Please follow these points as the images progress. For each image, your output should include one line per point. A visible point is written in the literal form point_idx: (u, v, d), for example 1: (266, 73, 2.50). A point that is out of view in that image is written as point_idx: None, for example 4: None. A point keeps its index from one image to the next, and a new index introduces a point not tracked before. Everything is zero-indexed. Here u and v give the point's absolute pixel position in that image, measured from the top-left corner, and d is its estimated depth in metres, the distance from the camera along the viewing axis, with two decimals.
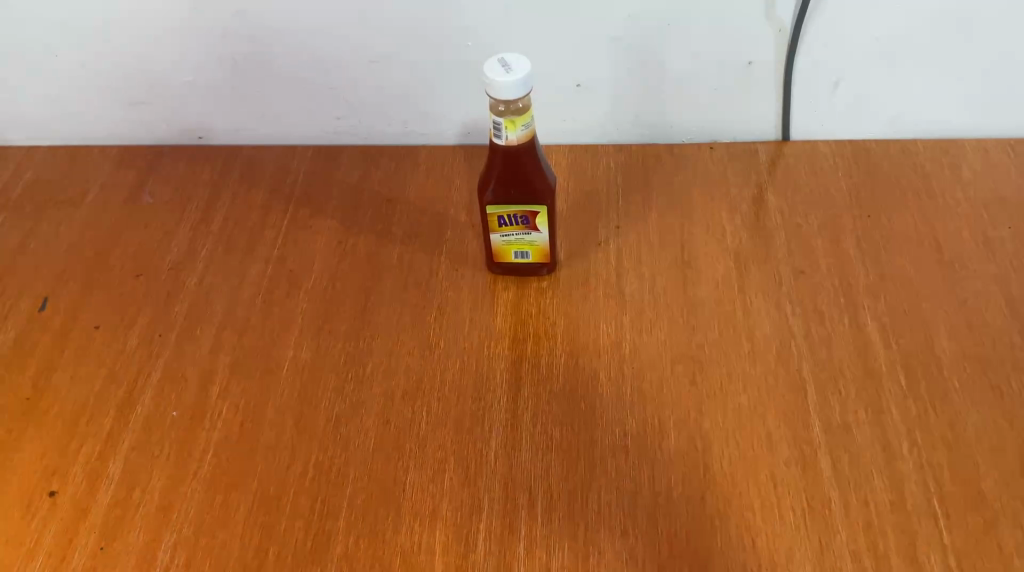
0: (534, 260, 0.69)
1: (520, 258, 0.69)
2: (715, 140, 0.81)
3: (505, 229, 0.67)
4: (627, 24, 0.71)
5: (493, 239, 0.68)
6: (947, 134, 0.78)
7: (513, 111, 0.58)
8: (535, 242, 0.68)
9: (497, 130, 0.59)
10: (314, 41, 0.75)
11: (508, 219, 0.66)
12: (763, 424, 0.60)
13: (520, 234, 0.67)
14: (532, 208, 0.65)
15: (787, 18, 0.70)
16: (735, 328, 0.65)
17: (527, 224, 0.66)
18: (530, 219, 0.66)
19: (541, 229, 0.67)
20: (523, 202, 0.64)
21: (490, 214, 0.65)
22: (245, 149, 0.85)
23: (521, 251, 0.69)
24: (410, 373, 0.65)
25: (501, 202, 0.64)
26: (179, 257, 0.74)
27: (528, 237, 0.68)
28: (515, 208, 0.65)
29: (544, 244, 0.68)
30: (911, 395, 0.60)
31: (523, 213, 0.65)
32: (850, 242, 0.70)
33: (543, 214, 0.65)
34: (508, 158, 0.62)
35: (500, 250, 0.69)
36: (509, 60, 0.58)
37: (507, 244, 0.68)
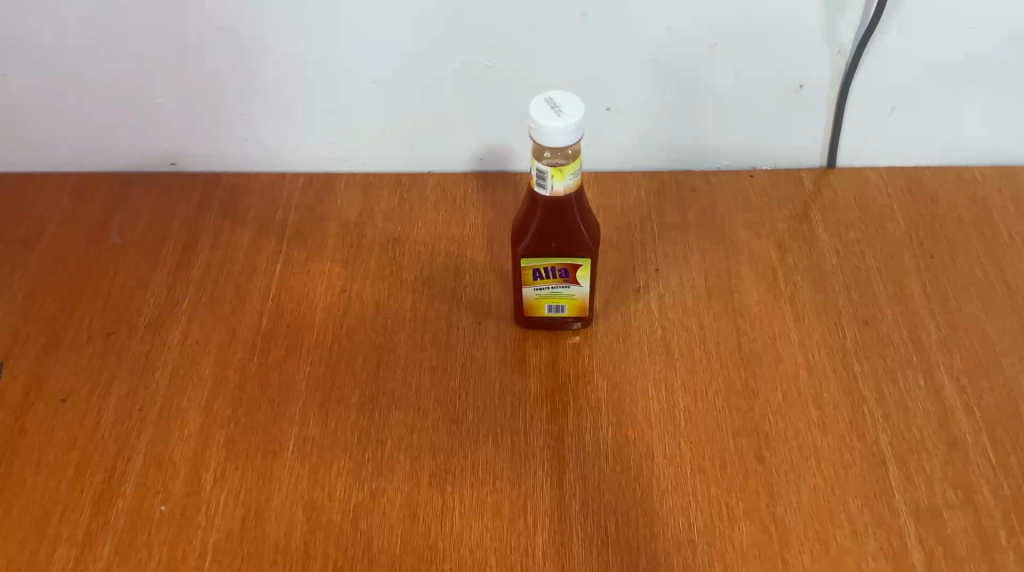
0: (570, 315, 0.62)
1: (554, 313, 0.61)
2: (754, 166, 0.74)
3: (540, 283, 0.59)
4: (668, 43, 0.63)
5: (525, 292, 0.60)
6: (1005, 159, 0.72)
7: (560, 159, 0.50)
8: (573, 296, 0.60)
9: (539, 179, 0.51)
10: (311, 58, 0.65)
11: (545, 271, 0.58)
12: (842, 510, 0.53)
13: (556, 288, 0.59)
14: (573, 260, 0.57)
15: (848, 37, 0.63)
16: (799, 392, 0.58)
17: (566, 278, 0.58)
18: (570, 272, 0.58)
19: (581, 282, 0.59)
20: (565, 255, 0.56)
21: (524, 266, 0.57)
22: (226, 176, 0.75)
23: (556, 305, 0.61)
24: (436, 452, 0.56)
25: (538, 255, 0.56)
26: (158, 309, 0.65)
27: (564, 292, 0.60)
28: (554, 261, 0.57)
29: (582, 298, 0.60)
30: (1002, 471, 0.54)
31: (563, 265, 0.57)
32: (915, 288, 0.64)
33: (586, 266, 0.57)
34: (551, 210, 0.53)
35: (532, 304, 0.61)
36: (555, 101, 0.50)
37: (540, 298, 0.60)
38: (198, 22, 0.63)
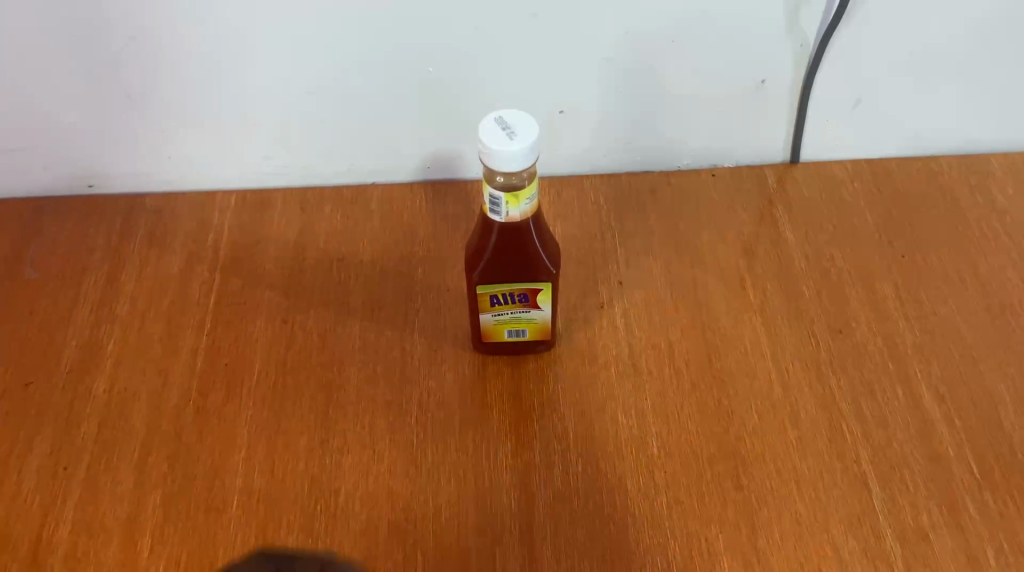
0: (531, 339, 0.58)
1: (514, 338, 0.58)
2: (716, 165, 0.70)
3: (498, 308, 0.55)
4: (623, 42, 0.59)
5: (483, 319, 0.56)
6: (971, 149, 0.70)
7: (515, 184, 0.46)
8: (534, 320, 0.56)
9: (493, 206, 0.47)
10: (236, 69, 0.60)
11: (504, 296, 0.54)
12: (827, 538, 0.50)
13: (516, 313, 0.55)
14: (533, 285, 0.53)
15: (811, 31, 0.59)
16: (775, 410, 0.56)
17: (526, 302, 0.54)
18: (529, 296, 0.54)
19: (542, 306, 0.55)
20: (524, 280, 0.52)
21: (481, 293, 0.53)
22: (151, 198, 0.69)
23: (516, 329, 0.57)
24: (395, 498, 0.52)
25: (496, 282, 0.52)
26: (81, 353, 0.59)
27: (525, 316, 0.56)
28: (512, 287, 0.53)
29: (544, 321, 0.56)
30: (986, 484, 0.52)
31: (522, 290, 0.53)
32: (888, 291, 0.62)
33: (546, 290, 0.53)
34: (507, 235, 0.49)
35: (490, 331, 0.57)
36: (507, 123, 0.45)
37: (499, 324, 0.56)
38: (106, 35, 0.57)
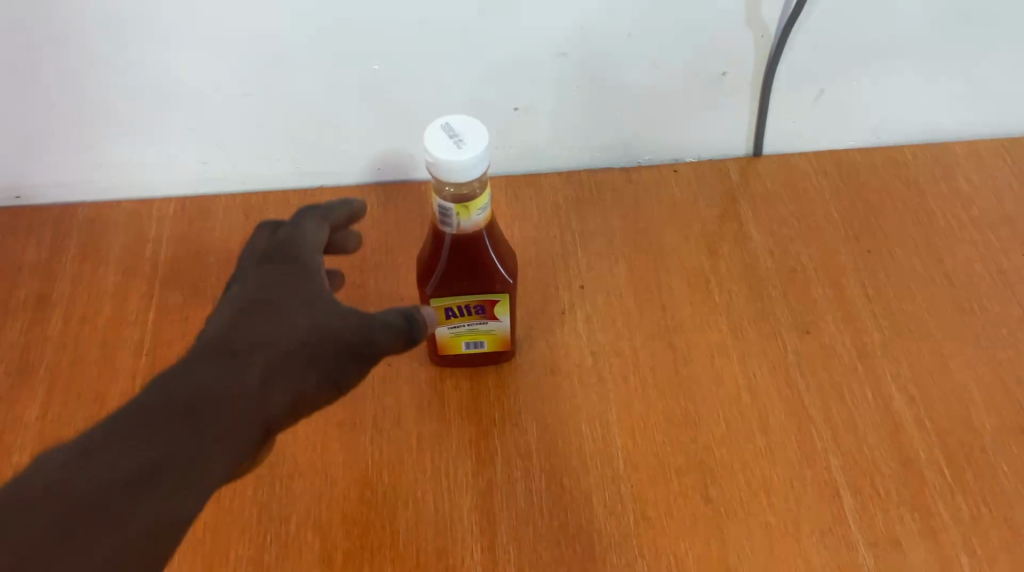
0: (490, 350, 0.55)
1: (472, 349, 0.55)
2: (677, 160, 0.68)
3: (454, 321, 0.52)
4: (577, 36, 0.56)
5: (439, 332, 0.53)
6: (935, 137, 0.69)
7: (465, 195, 0.43)
8: (492, 331, 0.53)
9: (442, 217, 0.44)
10: (166, 73, 0.56)
11: (458, 309, 0.51)
12: (798, 550, 0.49)
13: (473, 325, 0.53)
14: (490, 296, 0.50)
15: (771, 22, 0.57)
16: (743, 417, 0.54)
17: (483, 314, 0.52)
18: (486, 308, 0.51)
19: (500, 317, 0.52)
20: (480, 292, 0.49)
21: (435, 307, 0.50)
22: (84, 209, 0.65)
23: (473, 341, 0.54)
24: (349, 526, 0.50)
25: (450, 295, 0.49)
26: (10, 378, 0.56)
27: (482, 328, 0.53)
28: (468, 299, 0.50)
29: (502, 332, 0.54)
30: (958, 488, 0.51)
31: (478, 302, 0.50)
32: (855, 288, 0.60)
33: (504, 302, 0.51)
34: (460, 246, 0.46)
35: (447, 343, 0.54)
36: (447, 131, 0.42)
37: (456, 336, 0.54)
38: (20, 41, 0.53)
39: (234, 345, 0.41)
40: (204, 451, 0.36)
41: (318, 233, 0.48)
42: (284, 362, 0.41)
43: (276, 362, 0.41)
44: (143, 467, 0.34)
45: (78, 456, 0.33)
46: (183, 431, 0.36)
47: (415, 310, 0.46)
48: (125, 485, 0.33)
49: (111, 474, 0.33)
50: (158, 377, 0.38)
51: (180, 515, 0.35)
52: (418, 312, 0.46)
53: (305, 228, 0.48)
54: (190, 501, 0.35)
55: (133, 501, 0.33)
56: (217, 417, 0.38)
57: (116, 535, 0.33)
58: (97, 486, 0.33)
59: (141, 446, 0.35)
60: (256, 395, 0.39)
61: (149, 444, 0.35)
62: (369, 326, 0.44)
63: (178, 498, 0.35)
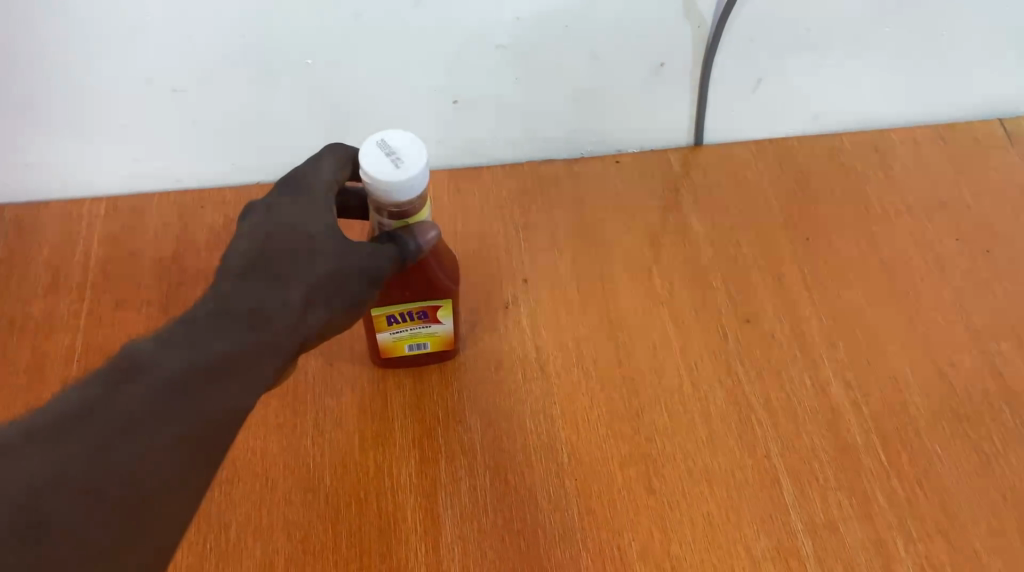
0: (434, 350, 0.55)
1: (417, 350, 0.55)
2: (620, 150, 0.68)
3: (396, 328, 0.51)
4: (515, 28, 0.56)
5: (381, 337, 0.52)
6: (872, 125, 0.70)
7: (402, 214, 0.42)
8: (435, 333, 0.53)
9: (381, 234, 0.43)
10: (91, 70, 0.54)
11: (400, 316, 0.50)
12: (739, 538, 0.49)
13: (415, 329, 0.52)
14: (433, 302, 0.49)
15: (708, 13, 0.57)
16: (685, 407, 0.54)
17: (425, 318, 0.51)
18: (429, 313, 0.51)
19: (443, 322, 0.52)
20: (422, 298, 0.49)
21: (375, 314, 0.49)
22: (10, 211, 0.63)
23: (416, 344, 0.54)
24: (290, 529, 0.49)
25: (391, 301, 0.48)
26: None
27: (425, 331, 0.53)
28: (410, 305, 0.49)
29: (446, 333, 0.53)
30: (894, 472, 0.52)
31: (421, 308, 0.50)
32: (794, 276, 0.61)
33: (447, 307, 0.50)
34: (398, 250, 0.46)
35: (390, 348, 0.53)
36: (373, 149, 0.41)
37: (400, 341, 0.53)
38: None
39: (274, 258, 0.39)
40: (256, 356, 0.36)
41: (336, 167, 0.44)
42: (324, 282, 0.40)
43: (313, 285, 0.39)
44: (204, 363, 0.34)
45: (145, 353, 0.33)
46: (236, 339, 0.36)
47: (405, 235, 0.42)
48: (187, 386, 0.33)
49: (172, 371, 0.33)
50: (211, 288, 0.38)
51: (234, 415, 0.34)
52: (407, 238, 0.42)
53: (321, 161, 0.44)
54: (237, 406, 0.34)
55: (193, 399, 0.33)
56: (268, 328, 0.37)
57: (175, 428, 0.31)
58: (162, 384, 0.32)
59: (204, 344, 0.34)
60: (297, 312, 0.38)
61: (208, 344, 0.35)
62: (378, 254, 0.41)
63: (231, 398, 0.34)
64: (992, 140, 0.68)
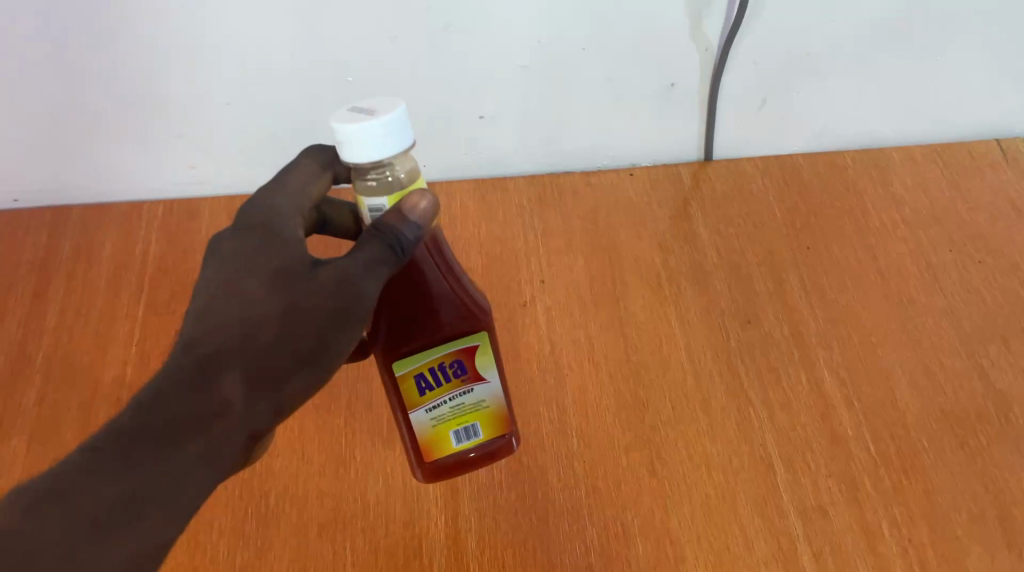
0: (490, 435, 0.49)
1: (469, 438, 0.48)
2: (634, 164, 0.73)
3: (432, 400, 0.45)
4: (536, 50, 0.61)
5: (418, 418, 0.46)
6: (873, 143, 0.74)
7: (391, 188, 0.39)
8: (483, 403, 0.47)
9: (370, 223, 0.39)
10: (156, 83, 0.61)
11: (434, 376, 0.45)
12: (735, 517, 0.53)
13: (456, 398, 0.46)
14: (467, 343, 0.44)
15: (714, 37, 0.62)
16: (687, 398, 0.59)
17: (465, 378, 0.46)
18: (465, 364, 0.45)
19: (484, 377, 0.46)
20: (456, 339, 0.44)
21: (405, 379, 0.44)
22: (77, 210, 0.70)
23: (462, 427, 0.47)
24: (323, 498, 0.54)
25: (421, 351, 0.43)
26: (8, 366, 0.60)
27: (472, 403, 0.47)
28: (443, 353, 0.44)
29: (496, 402, 0.47)
30: (881, 462, 0.56)
31: (455, 356, 0.44)
32: (794, 281, 0.65)
33: (483, 347, 0.45)
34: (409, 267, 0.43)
35: (435, 436, 0.47)
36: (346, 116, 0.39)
37: (445, 426, 0.47)
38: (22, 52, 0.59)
39: (205, 351, 0.38)
40: (185, 473, 0.36)
41: (302, 186, 0.46)
42: (257, 371, 0.38)
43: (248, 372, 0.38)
44: (126, 497, 0.34)
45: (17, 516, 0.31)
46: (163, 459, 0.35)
47: (393, 223, 0.38)
48: (75, 547, 0.32)
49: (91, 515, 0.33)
50: (130, 399, 0.36)
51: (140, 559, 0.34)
52: (397, 227, 0.38)
53: (284, 183, 0.46)
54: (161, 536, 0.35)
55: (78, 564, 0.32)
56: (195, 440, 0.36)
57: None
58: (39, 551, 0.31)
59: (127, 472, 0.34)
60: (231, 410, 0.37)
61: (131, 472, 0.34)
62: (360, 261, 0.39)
63: (154, 529, 0.34)
64: (988, 158, 0.72)
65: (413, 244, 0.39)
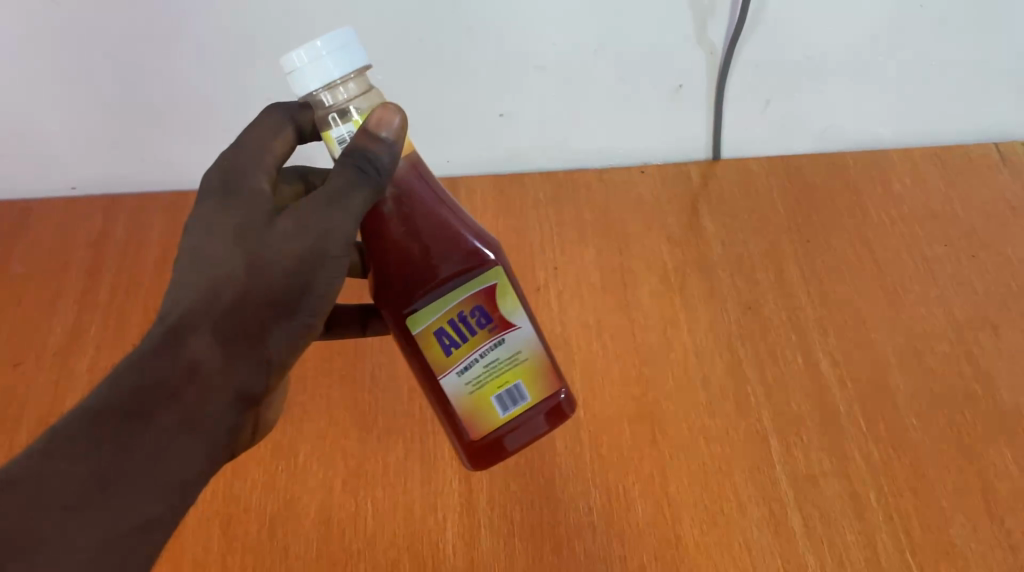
0: (537, 394, 0.46)
1: (516, 403, 0.46)
2: (646, 162, 0.78)
3: (463, 359, 0.44)
4: (552, 51, 0.66)
5: (454, 384, 0.45)
6: (874, 145, 0.78)
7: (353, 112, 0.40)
8: (518, 359, 0.45)
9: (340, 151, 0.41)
10: (204, 79, 0.67)
11: (458, 329, 0.44)
12: (729, 484, 0.57)
13: (489, 356, 0.45)
14: (485, 284, 0.44)
15: (719, 40, 0.66)
16: (688, 376, 0.63)
17: (492, 328, 0.44)
18: (488, 312, 0.44)
19: (512, 327, 0.45)
20: (472, 280, 0.43)
21: (427, 336, 0.44)
22: (129, 199, 0.76)
23: (503, 392, 0.46)
24: (348, 458, 0.59)
25: (440, 297, 0.43)
26: (65, 336, 0.66)
27: (507, 357, 0.45)
28: (462, 299, 0.43)
29: (533, 352, 0.46)
30: (871, 437, 0.59)
31: (476, 303, 0.44)
32: (793, 271, 0.69)
33: (502, 288, 0.44)
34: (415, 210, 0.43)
35: (476, 403, 0.45)
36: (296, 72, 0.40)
37: (484, 390, 0.45)
38: (92, 58, 0.65)
39: (172, 321, 0.39)
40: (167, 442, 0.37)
41: (263, 142, 0.47)
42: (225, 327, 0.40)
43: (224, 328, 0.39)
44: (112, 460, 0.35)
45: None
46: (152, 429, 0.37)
47: (362, 144, 0.40)
48: (43, 524, 0.33)
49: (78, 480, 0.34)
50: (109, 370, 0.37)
51: (105, 533, 0.34)
52: (369, 145, 0.40)
53: (243, 142, 0.47)
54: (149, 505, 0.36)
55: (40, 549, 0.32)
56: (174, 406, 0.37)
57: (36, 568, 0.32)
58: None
59: (118, 439, 0.36)
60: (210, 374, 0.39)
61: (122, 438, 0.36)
62: (335, 193, 0.40)
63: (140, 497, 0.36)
64: (986, 161, 0.76)
65: (383, 163, 0.40)
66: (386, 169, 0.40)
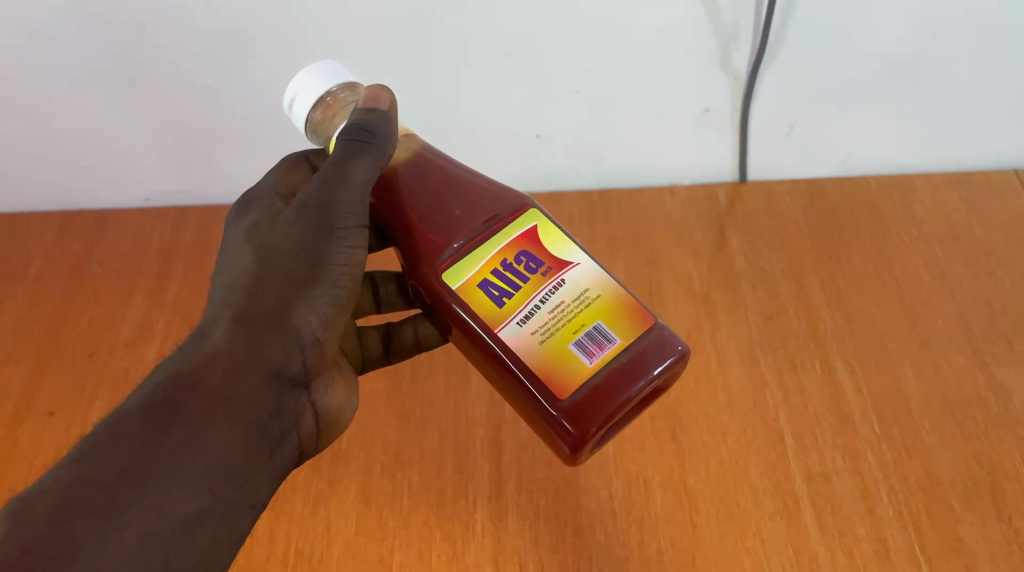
0: (625, 335, 0.46)
1: (602, 348, 0.45)
2: (675, 183, 0.82)
3: (524, 306, 0.46)
4: (585, 76, 0.71)
5: (524, 334, 0.45)
6: (897, 170, 0.81)
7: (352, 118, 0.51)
8: (585, 299, 0.46)
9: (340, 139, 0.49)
10: (268, 102, 0.73)
11: (509, 273, 0.46)
12: (745, 479, 0.60)
13: (552, 298, 0.46)
14: (525, 227, 0.48)
15: (743, 66, 0.71)
16: (709, 379, 0.66)
17: (546, 271, 0.47)
18: (535, 253, 0.47)
19: (564, 265, 0.47)
20: (512, 223, 0.48)
21: (479, 286, 0.46)
22: (198, 211, 0.83)
23: (582, 335, 0.45)
24: (387, 445, 0.63)
25: (484, 243, 0.47)
26: (135, 330, 0.73)
27: (574, 299, 0.46)
28: (507, 242, 0.47)
29: (599, 292, 0.47)
30: (884, 439, 0.62)
31: (520, 245, 0.47)
32: (814, 285, 0.72)
33: (543, 229, 0.48)
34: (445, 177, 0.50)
35: (553, 351, 0.45)
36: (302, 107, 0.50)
37: (559, 335, 0.45)
38: (176, 92, 0.72)
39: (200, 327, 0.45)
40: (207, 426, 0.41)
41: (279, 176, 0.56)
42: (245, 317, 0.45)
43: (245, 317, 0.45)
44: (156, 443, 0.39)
45: (13, 521, 0.35)
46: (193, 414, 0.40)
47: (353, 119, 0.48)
48: (93, 504, 0.36)
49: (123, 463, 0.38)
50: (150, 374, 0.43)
51: (154, 511, 0.37)
52: (359, 119, 0.48)
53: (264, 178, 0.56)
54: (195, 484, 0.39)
55: (82, 545, 0.35)
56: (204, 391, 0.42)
57: (90, 543, 0.35)
58: (40, 544, 0.34)
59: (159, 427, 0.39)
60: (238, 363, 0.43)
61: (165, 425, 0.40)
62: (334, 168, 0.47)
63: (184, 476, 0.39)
64: (1007, 186, 0.78)
65: (371, 128, 0.48)
66: (369, 131, 0.48)
